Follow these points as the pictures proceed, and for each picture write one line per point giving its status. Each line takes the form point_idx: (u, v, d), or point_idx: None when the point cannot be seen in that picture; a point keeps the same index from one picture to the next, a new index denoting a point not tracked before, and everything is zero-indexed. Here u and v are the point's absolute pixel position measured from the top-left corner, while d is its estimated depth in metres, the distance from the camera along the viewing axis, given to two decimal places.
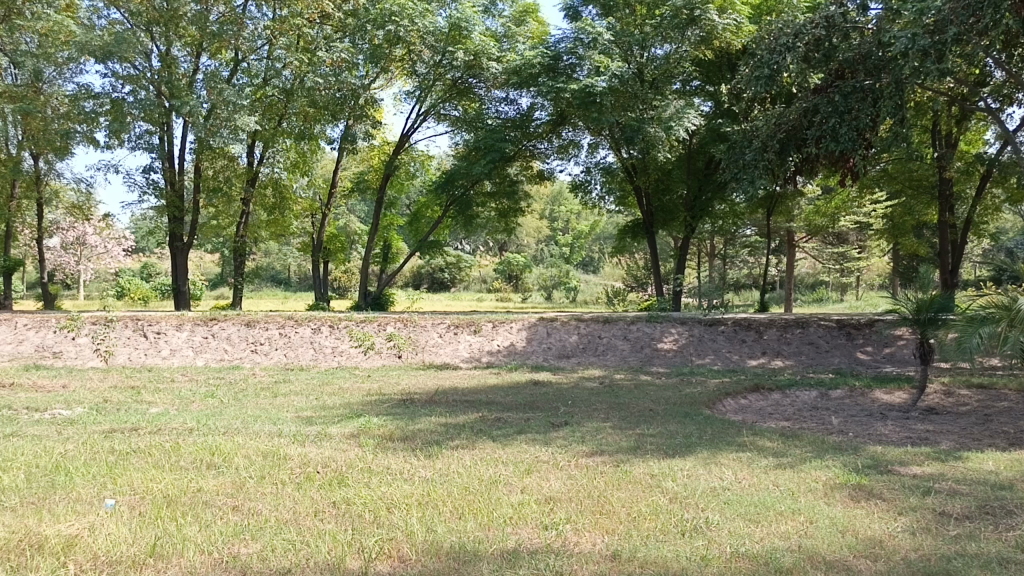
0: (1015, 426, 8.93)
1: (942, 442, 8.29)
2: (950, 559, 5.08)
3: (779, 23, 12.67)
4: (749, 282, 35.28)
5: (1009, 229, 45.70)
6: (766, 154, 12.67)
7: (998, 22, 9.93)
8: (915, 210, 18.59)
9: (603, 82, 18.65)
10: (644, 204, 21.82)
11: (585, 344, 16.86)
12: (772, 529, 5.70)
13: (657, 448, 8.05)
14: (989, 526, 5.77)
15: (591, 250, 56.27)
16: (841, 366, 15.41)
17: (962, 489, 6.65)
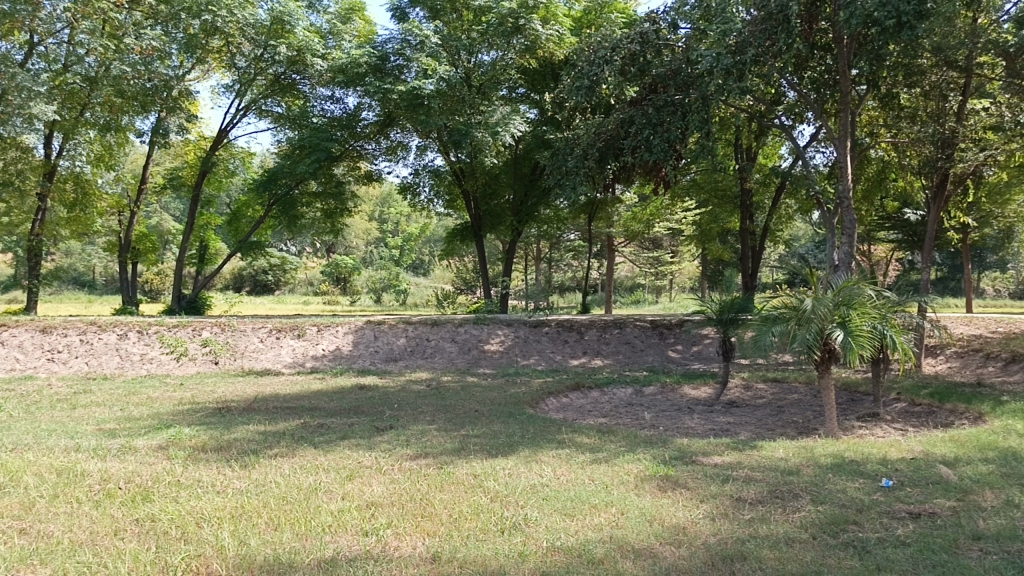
0: (803, 415, 9.80)
1: (740, 432, 8.96)
2: (744, 541, 5.49)
3: (598, 37, 13.20)
4: (574, 285, 36.54)
5: (801, 237, 50.26)
6: (587, 161, 13.16)
7: (789, 47, 10.84)
8: (721, 217, 20.18)
9: (432, 85, 18.44)
10: (472, 207, 22.09)
11: (413, 347, 16.81)
12: (586, 521, 5.92)
13: (480, 449, 8.16)
14: (777, 508, 6.29)
15: (422, 253, 56.29)
16: (654, 364, 16.30)
17: (756, 476, 7.21)
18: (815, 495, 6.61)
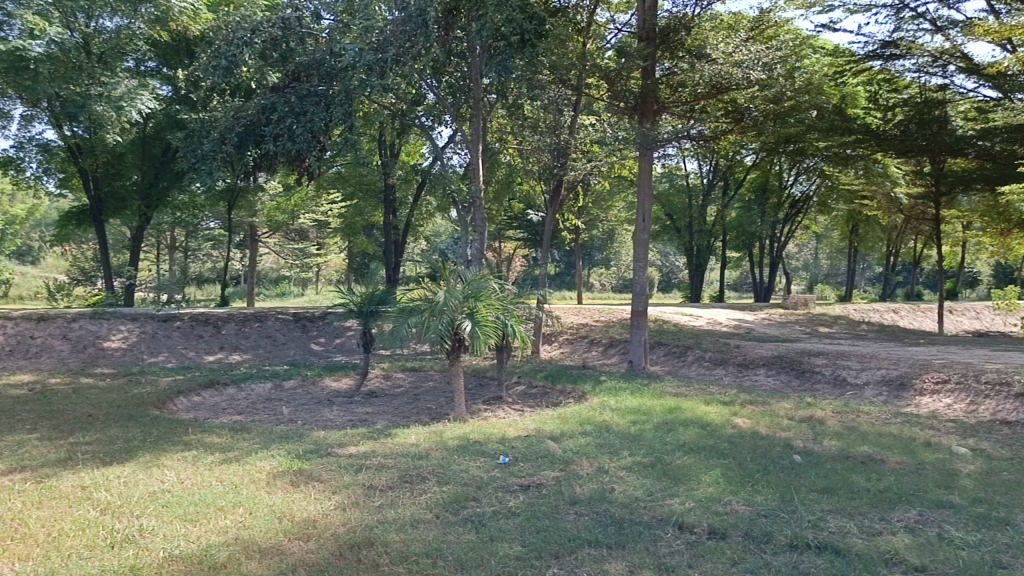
0: (436, 402, 10.36)
1: (377, 422, 9.20)
2: (371, 528, 5.62)
3: (236, 16, 12.62)
4: (213, 276, 34.55)
5: (442, 233, 52.96)
6: (224, 147, 12.55)
7: (428, 50, 11.42)
8: (365, 211, 20.71)
9: (39, 46, 15.64)
10: (91, 188, 19.82)
11: (12, 347, 14.71)
12: (210, 526, 5.61)
13: (91, 457, 7.33)
14: (406, 493, 6.54)
15: (28, 239, 49.04)
16: (296, 357, 16.07)
17: (388, 463, 7.43)
18: (440, 477, 7.00)
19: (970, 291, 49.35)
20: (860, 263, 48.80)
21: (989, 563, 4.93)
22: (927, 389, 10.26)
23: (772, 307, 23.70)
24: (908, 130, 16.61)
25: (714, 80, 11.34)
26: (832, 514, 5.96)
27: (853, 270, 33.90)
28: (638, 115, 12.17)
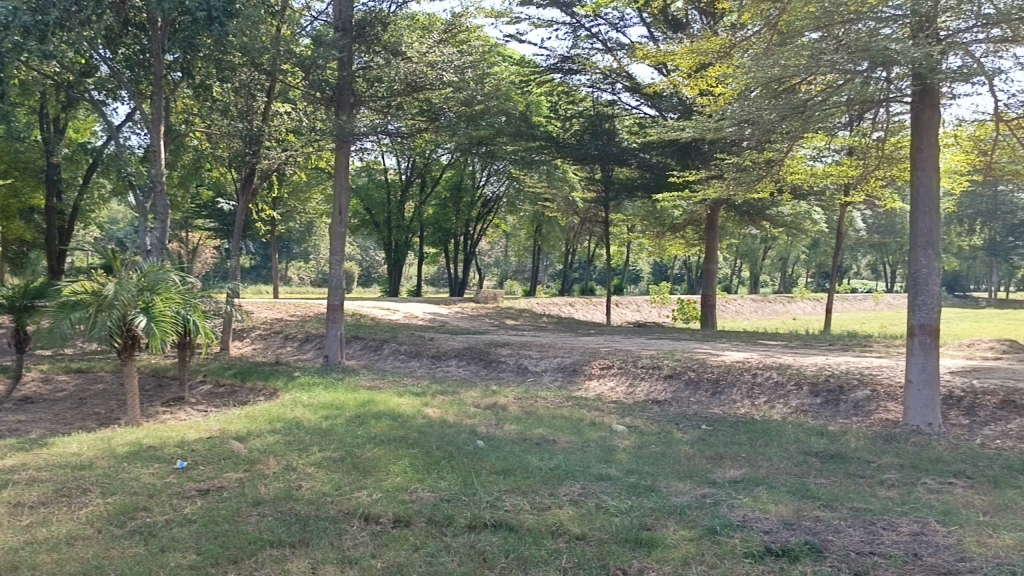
0: (106, 406, 9.40)
1: (31, 431, 8.12)
2: (16, 551, 4.93)
3: None
4: None
5: (120, 220, 48.12)
6: None
7: (99, 17, 10.59)
8: (21, 192, 18.14)
9: None
10: None
11: None
12: None
13: None
14: (62, 508, 5.84)
15: None
16: None
17: (42, 476, 6.57)
18: (105, 487, 6.33)
19: (633, 286, 55.77)
20: (543, 261, 52.89)
21: (636, 527, 5.53)
22: (595, 374, 11.39)
23: (465, 301, 24.85)
24: (582, 139, 18.19)
25: (409, 79, 11.59)
26: (508, 493, 6.35)
27: (537, 266, 36.61)
28: (334, 106, 12.12)
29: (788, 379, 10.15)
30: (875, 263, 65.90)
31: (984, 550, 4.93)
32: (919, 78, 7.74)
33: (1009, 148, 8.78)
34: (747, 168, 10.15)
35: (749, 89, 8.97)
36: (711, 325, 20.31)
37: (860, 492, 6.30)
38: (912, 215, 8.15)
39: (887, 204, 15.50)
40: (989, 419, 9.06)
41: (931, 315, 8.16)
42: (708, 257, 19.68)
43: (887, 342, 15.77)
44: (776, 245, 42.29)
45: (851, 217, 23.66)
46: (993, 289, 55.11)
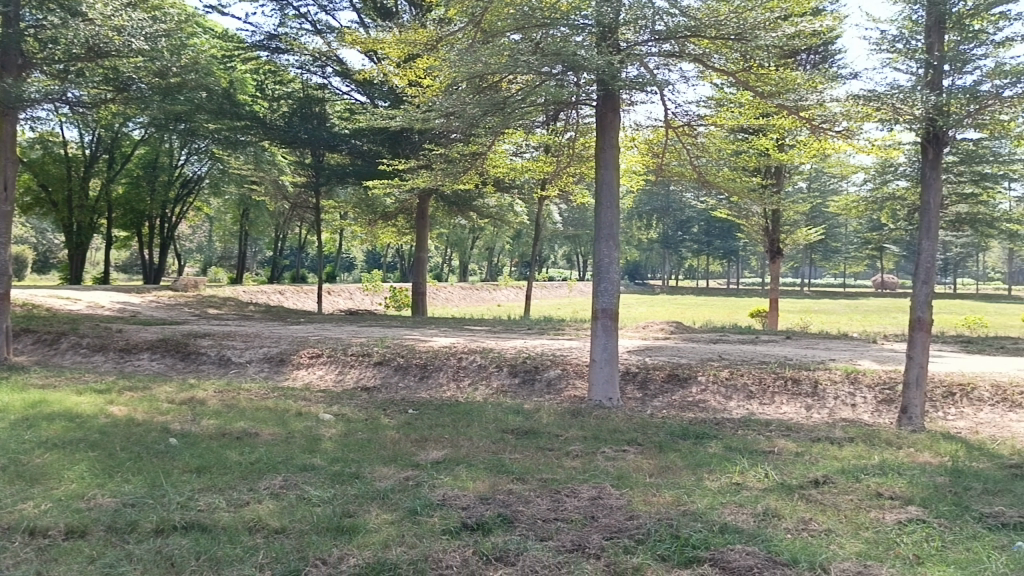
0: None
1: None
2: None
3: None
4: None
5: None
6: None
7: None
8: None
9: None
10: None
11: None
12: None
13: None
14: None
15: None
16: None
17: None
18: None
19: (346, 273, 55.13)
20: (249, 246, 50.42)
21: (337, 515, 5.46)
22: (302, 362, 11.14)
23: (161, 289, 22.97)
24: (291, 121, 17.97)
25: (91, 43, 10.43)
26: (202, 492, 5.98)
27: (243, 252, 34.80)
28: None
29: (490, 362, 10.72)
30: (571, 254, 71.61)
31: (649, 507, 5.55)
32: (602, 84, 8.48)
33: (676, 151, 10.02)
34: (454, 158, 10.54)
35: (454, 83, 9.28)
36: (421, 312, 20.87)
37: (548, 464, 6.79)
38: (596, 208, 8.95)
39: (578, 199, 16.60)
40: (657, 392, 10.31)
41: (612, 299, 9.03)
42: (418, 245, 20.13)
43: (577, 325, 17.26)
44: (482, 235, 44.28)
45: (549, 209, 25.53)
46: (665, 276, 62.61)
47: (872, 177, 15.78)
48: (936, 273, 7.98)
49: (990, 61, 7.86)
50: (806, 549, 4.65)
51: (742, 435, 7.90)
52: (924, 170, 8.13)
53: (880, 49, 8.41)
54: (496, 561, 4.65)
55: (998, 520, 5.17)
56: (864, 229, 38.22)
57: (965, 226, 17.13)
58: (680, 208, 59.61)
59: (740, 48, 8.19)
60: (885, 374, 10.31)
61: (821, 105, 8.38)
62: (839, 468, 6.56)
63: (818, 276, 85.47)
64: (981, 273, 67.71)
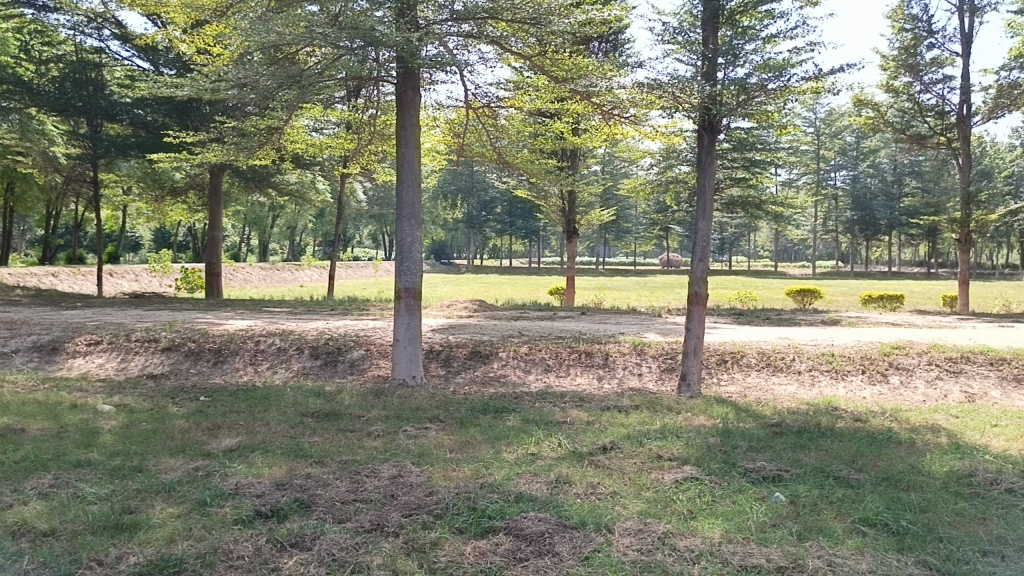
0: None
1: None
2: None
3: None
4: None
5: None
6: None
7: None
8: None
9: None
10: None
11: None
12: None
13: None
14: None
15: None
16: None
17: None
18: None
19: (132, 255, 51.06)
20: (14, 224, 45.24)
21: (117, 512, 4.93)
22: (79, 352, 10.89)
23: None
24: (63, 88, 16.43)
25: None
26: None
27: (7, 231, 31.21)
28: None
29: (289, 344, 11.15)
30: (376, 234, 70.82)
31: (448, 482, 5.43)
32: (403, 61, 8.38)
33: (477, 132, 10.19)
34: (249, 132, 10.05)
35: (247, 53, 8.79)
36: (216, 295, 19.93)
37: (348, 445, 6.60)
38: (397, 187, 8.89)
39: (381, 178, 16.44)
40: (459, 368, 10.53)
41: (414, 279, 9.03)
42: (212, 224, 19.35)
43: (381, 305, 17.15)
44: (282, 214, 42.71)
45: (352, 186, 25.09)
46: (470, 256, 63.67)
47: (658, 162, 16.85)
48: (711, 251, 8.68)
49: (757, 56, 8.61)
50: (593, 511, 4.80)
51: (538, 408, 8.21)
52: (701, 155, 8.80)
53: (663, 40, 8.98)
54: (290, 547, 4.30)
55: (760, 475, 5.69)
56: (649, 210, 40.93)
57: (736, 208, 18.77)
58: (484, 188, 60.69)
59: (536, 32, 8.39)
60: (667, 345, 11.11)
61: (611, 91, 8.81)
62: (625, 434, 6.96)
63: (611, 255, 90.39)
64: (752, 251, 74.73)
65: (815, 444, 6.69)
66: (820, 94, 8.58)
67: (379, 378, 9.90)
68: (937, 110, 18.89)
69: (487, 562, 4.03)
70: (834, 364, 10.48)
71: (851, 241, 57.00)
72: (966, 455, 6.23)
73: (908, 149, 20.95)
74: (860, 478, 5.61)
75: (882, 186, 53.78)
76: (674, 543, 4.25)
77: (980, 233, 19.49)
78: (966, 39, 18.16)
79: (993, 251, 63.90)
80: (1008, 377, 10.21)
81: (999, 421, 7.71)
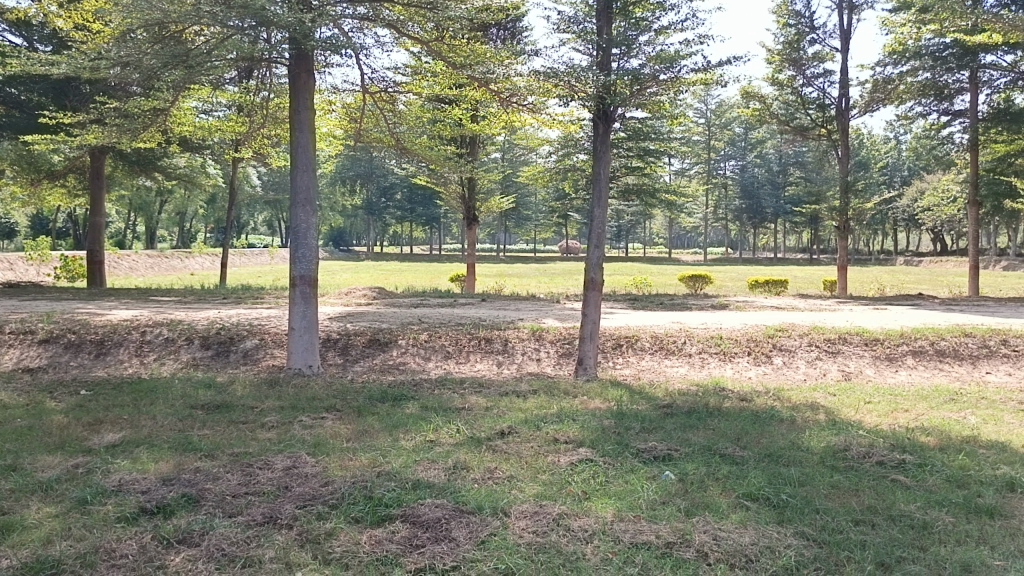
0: None
1: None
2: None
3: None
4: None
5: None
6: None
7: None
8: None
9: None
10: None
11: None
12: None
13: None
14: None
15: None
16: None
17: None
18: None
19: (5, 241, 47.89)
20: None
21: None
22: None
23: None
24: None
25: None
26: None
27: None
28: None
29: (177, 335, 10.83)
30: (271, 220, 68.84)
31: (344, 472, 5.28)
32: (295, 43, 8.14)
33: (374, 117, 10.08)
34: (132, 113, 9.61)
35: (129, 29, 8.35)
36: (99, 284, 19.01)
37: (240, 437, 6.38)
38: (291, 171, 8.70)
39: (275, 164, 15.98)
40: (358, 356, 10.42)
41: (310, 266, 8.85)
42: (94, 209, 18.43)
43: (277, 293, 16.73)
44: (171, 198, 40.97)
45: (245, 170, 24.30)
46: (370, 242, 62.85)
47: (556, 150, 17.05)
48: (605, 238, 8.87)
49: (650, 47, 8.82)
50: (490, 496, 4.81)
51: (437, 395, 8.21)
52: (596, 144, 8.98)
53: (560, 29, 9.09)
54: (176, 544, 4.12)
55: (651, 454, 5.87)
56: (547, 198, 41.45)
57: (631, 196, 19.23)
58: (384, 174, 59.91)
59: (433, 17, 8.32)
60: (565, 330, 11.31)
61: (508, 78, 8.85)
62: (522, 419, 7.04)
63: (512, 242, 90.97)
64: (647, 238, 76.67)
65: (704, 423, 6.94)
66: (709, 85, 8.85)
67: (274, 368, 9.66)
68: (819, 103, 19.80)
69: (383, 550, 3.99)
70: (722, 347, 10.90)
71: (741, 229, 59.28)
72: (841, 431, 6.60)
73: (792, 140, 21.92)
74: (745, 455, 5.86)
75: (769, 176, 56.13)
76: (568, 524, 4.33)
77: (857, 220, 20.61)
78: (845, 35, 19.09)
79: (869, 238, 67.78)
80: (881, 356, 10.86)
81: (871, 398, 8.20)
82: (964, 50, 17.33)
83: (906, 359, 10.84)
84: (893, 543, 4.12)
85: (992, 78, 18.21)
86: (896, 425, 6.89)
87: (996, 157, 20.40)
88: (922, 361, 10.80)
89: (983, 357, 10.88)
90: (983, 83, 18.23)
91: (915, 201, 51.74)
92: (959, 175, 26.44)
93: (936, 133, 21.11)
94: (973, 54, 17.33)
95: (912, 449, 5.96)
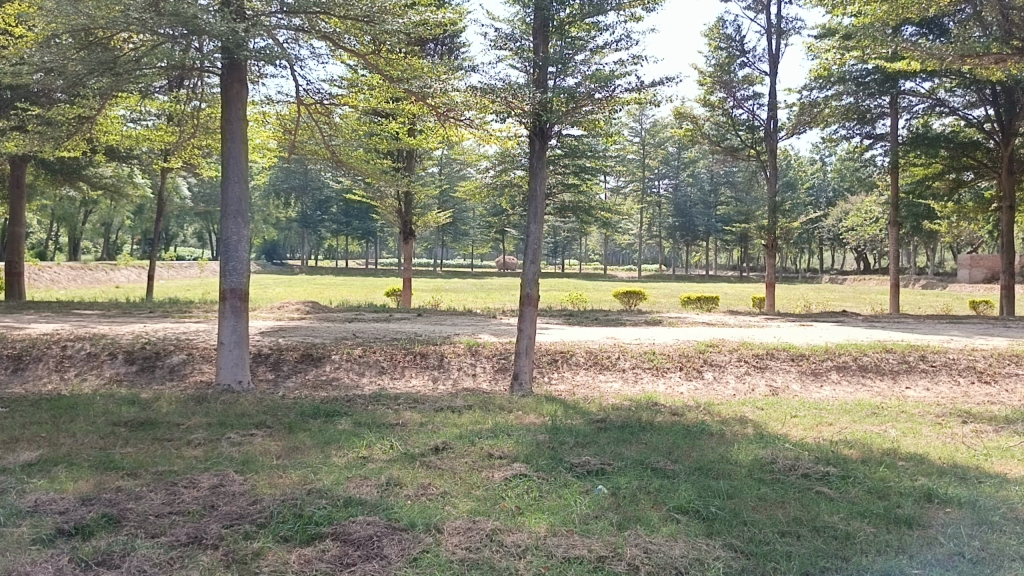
0: None
1: None
2: None
3: None
4: None
5: None
6: None
7: None
8: None
9: None
10: None
11: None
12: None
13: None
14: None
15: None
16: None
17: None
18: None
19: None
20: None
21: None
22: None
23: None
24: None
25: None
26: None
27: None
28: None
29: (100, 349, 10.49)
30: (202, 231, 67.35)
31: (273, 490, 5.16)
32: (229, 52, 7.95)
33: (309, 129, 9.99)
34: (55, 121, 9.30)
35: (53, 35, 8.05)
36: (18, 296, 18.29)
37: (164, 455, 6.19)
38: (222, 182, 8.51)
39: (207, 173, 15.67)
40: (290, 372, 10.26)
41: (241, 280, 8.67)
42: (13, 219, 17.73)
43: (205, 307, 16.33)
44: (95, 208, 39.64)
45: (174, 180, 23.67)
46: (304, 256, 61.79)
47: (494, 165, 17.11)
48: (540, 253, 8.93)
49: (586, 66, 8.97)
50: (423, 512, 4.76)
51: (371, 410, 8.13)
52: (532, 160, 9.03)
53: (497, 46, 9.20)
54: (95, 566, 3.96)
55: (584, 469, 5.90)
56: (483, 213, 41.58)
57: (568, 213, 19.47)
58: (318, 187, 59.21)
59: (370, 29, 8.27)
60: (501, 345, 11.34)
61: (445, 93, 8.89)
62: (457, 434, 7.01)
63: (448, 257, 91.12)
64: (583, 254, 77.51)
65: (637, 437, 7.03)
66: (643, 105, 9.01)
67: (203, 385, 9.41)
68: (748, 125, 20.37)
69: (312, 569, 3.92)
70: (655, 362, 11.06)
71: (674, 245, 60.46)
72: (767, 444, 6.76)
73: (723, 160, 22.47)
74: (676, 468, 5.95)
75: (701, 195, 57.57)
76: (501, 540, 4.31)
77: (784, 239, 21.25)
78: (773, 59, 19.69)
79: (796, 257, 69.90)
80: (807, 371, 11.18)
81: (798, 412, 8.41)
82: (885, 77, 17.95)
83: (831, 374, 11.18)
84: (817, 554, 4.22)
85: (911, 104, 19.06)
86: (821, 437, 7.10)
87: (914, 180, 21.32)
88: (846, 376, 11.15)
89: (903, 371, 11.26)
90: (902, 108, 19.07)
91: (839, 222, 53.66)
92: (878, 196, 27.55)
93: (858, 156, 21.90)
94: (893, 81, 18.06)
95: (835, 461, 6.14)
